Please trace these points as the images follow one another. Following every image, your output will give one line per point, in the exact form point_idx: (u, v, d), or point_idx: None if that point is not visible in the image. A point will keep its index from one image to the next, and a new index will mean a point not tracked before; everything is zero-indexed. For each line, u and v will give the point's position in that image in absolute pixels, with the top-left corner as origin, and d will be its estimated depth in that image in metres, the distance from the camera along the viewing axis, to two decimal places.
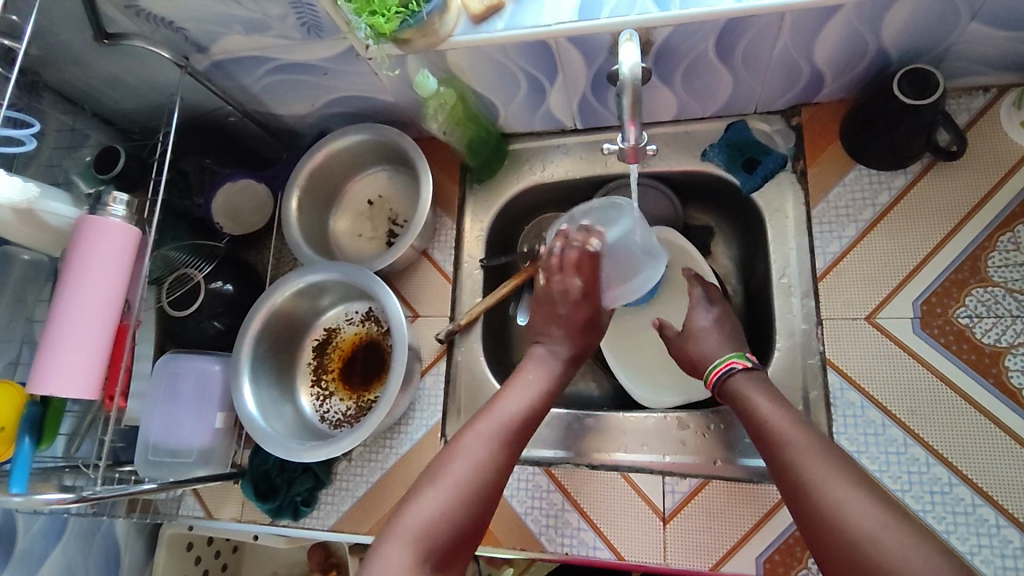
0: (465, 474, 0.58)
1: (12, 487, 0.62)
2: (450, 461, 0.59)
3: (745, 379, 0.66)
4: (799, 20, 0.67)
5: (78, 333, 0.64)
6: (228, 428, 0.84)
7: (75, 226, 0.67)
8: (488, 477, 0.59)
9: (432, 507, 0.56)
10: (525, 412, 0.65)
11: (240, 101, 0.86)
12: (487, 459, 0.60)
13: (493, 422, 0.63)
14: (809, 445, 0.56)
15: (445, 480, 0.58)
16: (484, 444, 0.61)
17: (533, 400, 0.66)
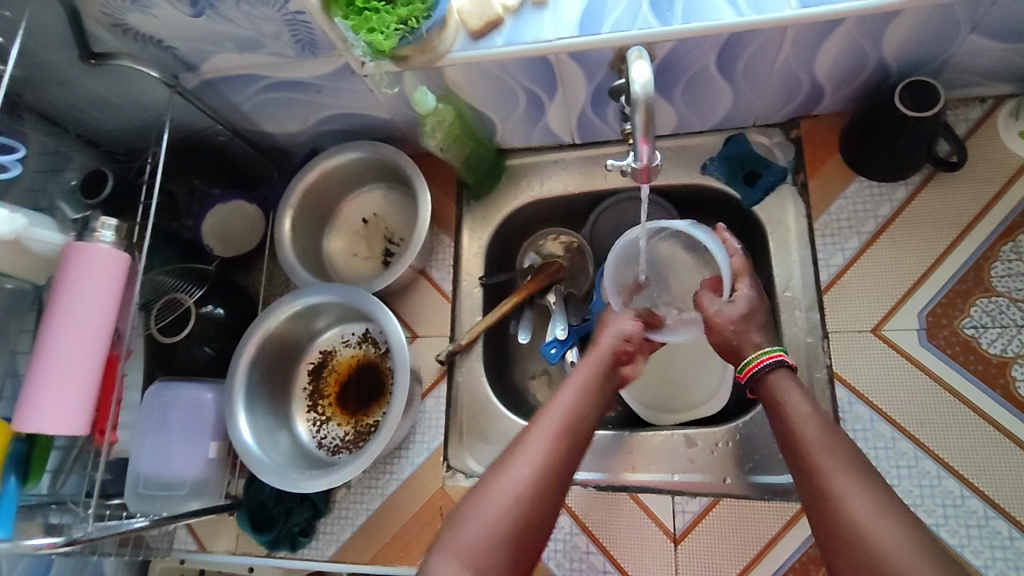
0: (515, 493, 0.52)
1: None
2: (496, 479, 0.54)
3: (785, 378, 0.61)
4: (801, 34, 0.67)
5: (66, 367, 0.61)
6: (222, 458, 0.81)
7: (62, 252, 0.64)
8: (546, 490, 0.54)
9: (481, 528, 0.51)
10: (575, 420, 0.59)
11: (230, 120, 0.84)
12: (537, 474, 0.54)
13: (540, 435, 0.57)
14: (844, 465, 0.52)
15: (495, 493, 0.53)
16: (533, 459, 0.55)
17: (580, 406, 0.60)
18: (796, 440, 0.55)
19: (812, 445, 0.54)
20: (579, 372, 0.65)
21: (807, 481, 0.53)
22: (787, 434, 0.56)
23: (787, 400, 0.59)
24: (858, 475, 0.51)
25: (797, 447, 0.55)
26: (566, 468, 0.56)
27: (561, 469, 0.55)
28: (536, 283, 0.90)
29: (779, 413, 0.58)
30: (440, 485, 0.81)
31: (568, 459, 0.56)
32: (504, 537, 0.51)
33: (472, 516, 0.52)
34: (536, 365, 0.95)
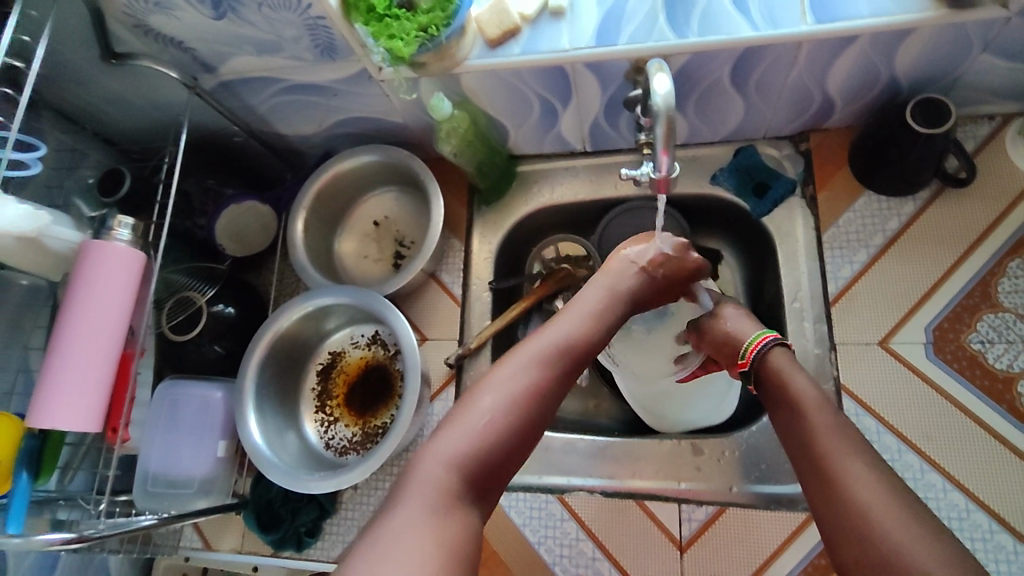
0: (511, 392, 0.55)
1: (10, 526, 0.60)
2: (494, 380, 0.57)
3: (785, 359, 0.62)
4: (815, 50, 0.67)
5: (81, 363, 0.62)
6: (230, 457, 0.81)
7: (78, 251, 0.64)
8: (540, 398, 0.56)
9: (475, 424, 0.54)
10: (580, 332, 0.61)
11: (246, 121, 0.84)
12: (535, 379, 0.57)
13: (544, 346, 0.59)
14: (849, 452, 0.52)
15: (493, 395, 0.55)
16: (531, 365, 0.58)
17: (585, 329, 0.62)
18: (800, 430, 0.56)
19: (817, 432, 0.54)
20: (594, 285, 0.67)
21: (807, 454, 0.54)
22: (793, 423, 0.57)
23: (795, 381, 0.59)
24: (863, 461, 0.51)
25: (800, 436, 0.56)
26: (565, 376, 0.59)
27: (559, 377, 0.58)
28: (544, 289, 0.90)
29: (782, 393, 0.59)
30: None
31: (568, 368, 0.59)
32: (496, 433, 0.54)
33: (467, 413, 0.54)
34: None
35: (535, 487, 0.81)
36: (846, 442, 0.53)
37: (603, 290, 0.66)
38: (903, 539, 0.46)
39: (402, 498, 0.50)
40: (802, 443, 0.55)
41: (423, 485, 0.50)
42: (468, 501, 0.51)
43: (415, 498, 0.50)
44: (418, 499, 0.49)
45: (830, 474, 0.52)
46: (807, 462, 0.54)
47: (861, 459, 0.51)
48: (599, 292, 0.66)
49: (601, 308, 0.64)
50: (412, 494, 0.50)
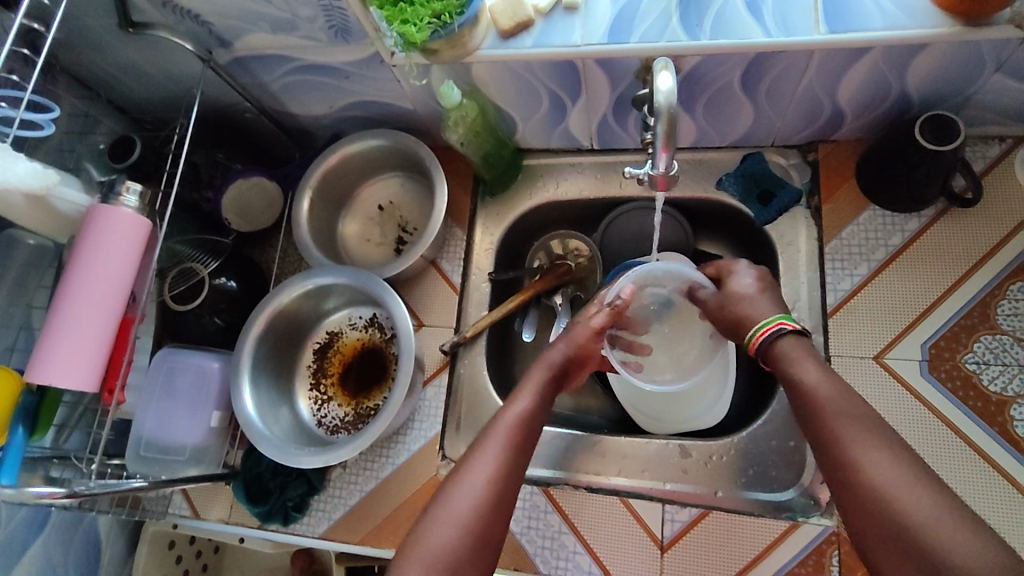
0: (470, 500, 0.55)
1: (3, 477, 0.61)
2: (452, 490, 0.56)
3: (792, 344, 0.61)
4: (826, 60, 0.67)
5: (82, 323, 0.63)
6: (224, 427, 0.83)
7: (85, 214, 0.66)
8: (500, 495, 0.56)
9: (440, 540, 0.53)
10: (527, 418, 0.62)
11: (258, 98, 0.85)
12: (490, 484, 0.56)
13: (492, 447, 0.59)
14: (862, 433, 0.52)
15: (453, 500, 0.55)
16: (486, 468, 0.57)
17: (530, 415, 0.63)
18: (810, 408, 0.56)
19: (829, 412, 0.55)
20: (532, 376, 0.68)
21: (819, 442, 0.55)
22: (803, 405, 0.57)
23: (800, 366, 0.59)
24: (873, 443, 0.51)
25: (816, 417, 0.56)
26: (516, 475, 0.59)
27: (511, 477, 0.58)
28: (543, 283, 0.92)
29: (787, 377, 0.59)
30: (434, 474, 0.82)
31: (517, 469, 0.59)
32: (462, 551, 0.53)
33: (434, 529, 0.53)
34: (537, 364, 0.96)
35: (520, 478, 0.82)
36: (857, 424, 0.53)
37: (536, 377, 0.68)
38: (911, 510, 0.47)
39: None
40: (815, 425, 0.56)
41: None
42: None
43: None
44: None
45: (844, 456, 0.52)
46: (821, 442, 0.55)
47: (878, 440, 0.51)
48: (535, 379, 0.67)
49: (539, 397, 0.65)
50: None
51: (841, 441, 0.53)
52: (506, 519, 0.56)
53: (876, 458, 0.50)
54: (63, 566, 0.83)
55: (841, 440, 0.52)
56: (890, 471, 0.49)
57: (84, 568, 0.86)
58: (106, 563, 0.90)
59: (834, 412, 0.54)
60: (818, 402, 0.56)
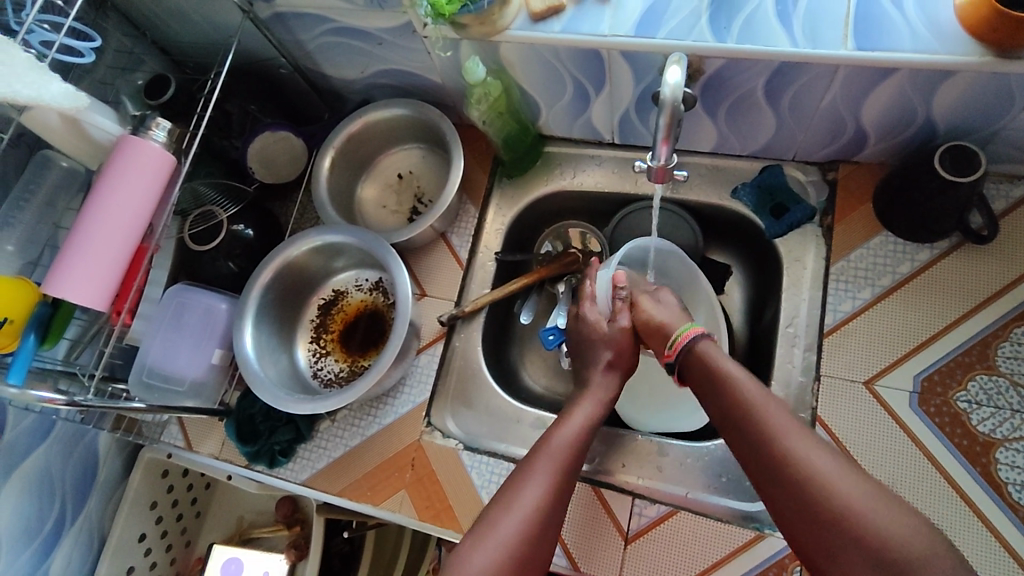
0: (525, 517, 0.59)
1: (10, 377, 0.65)
2: (498, 516, 0.59)
3: (713, 349, 0.66)
4: (850, 77, 0.67)
5: (99, 245, 0.67)
6: (224, 366, 0.86)
7: (116, 144, 0.69)
8: (550, 516, 0.60)
9: (486, 560, 0.56)
10: (578, 441, 0.66)
11: (294, 56, 0.88)
12: (534, 516, 0.59)
13: (541, 478, 0.62)
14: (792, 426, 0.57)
15: (512, 514, 0.59)
16: (533, 497, 0.60)
17: (582, 439, 0.67)
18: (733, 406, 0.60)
19: (753, 409, 0.59)
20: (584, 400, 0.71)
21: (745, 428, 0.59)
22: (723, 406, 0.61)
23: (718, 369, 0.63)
24: (799, 433, 0.56)
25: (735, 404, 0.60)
26: (560, 504, 0.62)
27: (557, 505, 0.61)
28: (550, 269, 0.93)
29: (715, 381, 0.63)
30: (416, 438, 0.84)
31: (561, 500, 0.62)
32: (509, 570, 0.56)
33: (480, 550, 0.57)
34: (533, 348, 0.98)
35: (498, 454, 0.83)
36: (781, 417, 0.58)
37: (586, 402, 0.71)
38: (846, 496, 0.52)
39: None
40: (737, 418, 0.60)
41: None
42: None
43: None
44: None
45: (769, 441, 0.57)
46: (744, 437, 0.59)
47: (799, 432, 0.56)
48: (586, 406, 0.71)
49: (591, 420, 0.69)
50: None
51: (775, 438, 0.57)
52: (547, 544, 0.60)
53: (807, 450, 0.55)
54: (60, 475, 0.88)
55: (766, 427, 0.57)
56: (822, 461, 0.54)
57: (81, 479, 0.92)
58: (101, 480, 0.96)
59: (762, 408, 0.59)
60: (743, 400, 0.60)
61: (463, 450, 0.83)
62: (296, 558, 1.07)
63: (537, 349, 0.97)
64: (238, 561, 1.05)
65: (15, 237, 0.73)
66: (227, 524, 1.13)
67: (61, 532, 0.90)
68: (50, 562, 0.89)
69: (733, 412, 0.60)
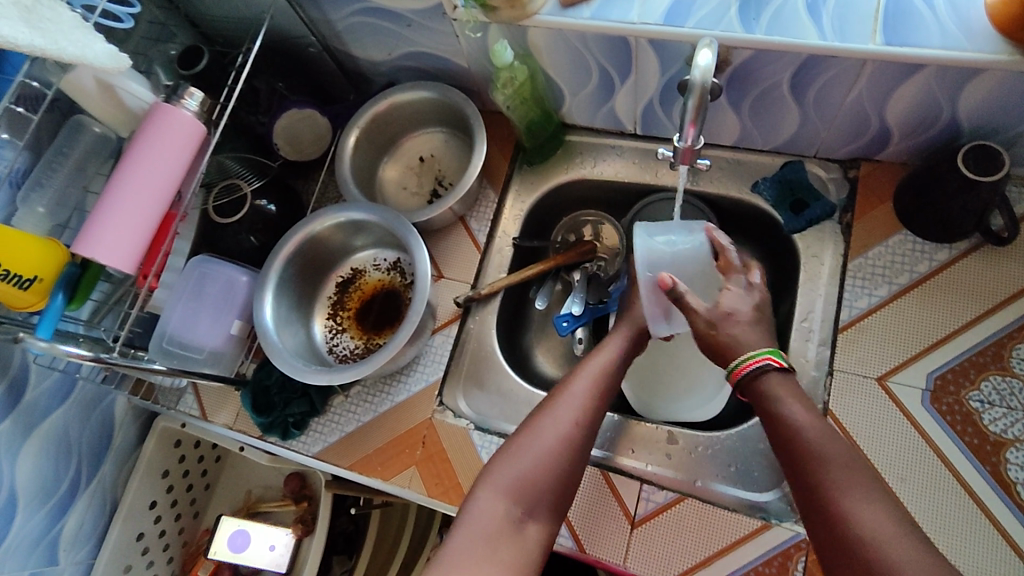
0: (559, 433, 0.63)
1: (39, 332, 0.67)
2: (535, 429, 0.64)
3: (780, 382, 0.61)
4: (876, 72, 0.67)
5: (131, 206, 0.68)
6: (242, 338, 0.88)
7: (149, 110, 0.71)
8: (584, 431, 0.65)
9: (524, 466, 0.61)
10: (611, 368, 0.70)
11: (323, 35, 0.90)
12: (570, 429, 0.64)
13: (574, 404, 0.66)
14: (855, 480, 0.54)
15: (547, 430, 0.64)
16: (568, 415, 0.65)
17: (614, 366, 0.71)
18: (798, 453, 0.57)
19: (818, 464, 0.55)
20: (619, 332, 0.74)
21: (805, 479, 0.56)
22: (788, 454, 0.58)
23: (784, 411, 0.59)
24: (866, 491, 0.53)
25: (802, 451, 0.57)
26: (595, 423, 0.66)
27: (590, 429, 0.65)
28: (566, 256, 0.93)
29: (776, 422, 0.60)
30: (428, 416, 0.85)
31: (594, 424, 0.66)
32: (539, 482, 0.61)
33: (513, 462, 0.62)
34: (545, 335, 0.98)
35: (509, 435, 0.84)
36: (845, 469, 0.55)
37: (619, 339, 0.73)
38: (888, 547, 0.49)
39: (467, 520, 0.58)
40: (798, 463, 0.57)
41: (485, 513, 0.58)
42: (522, 525, 0.59)
43: (477, 521, 0.58)
44: (480, 531, 0.57)
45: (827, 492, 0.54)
46: (805, 484, 0.56)
47: (857, 480, 0.53)
48: (616, 341, 0.73)
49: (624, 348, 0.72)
50: (477, 517, 0.58)
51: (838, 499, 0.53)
52: (580, 464, 0.64)
53: (861, 504, 0.52)
54: (77, 436, 0.90)
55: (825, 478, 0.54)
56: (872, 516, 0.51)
57: (97, 443, 0.94)
58: (116, 446, 0.98)
59: (829, 460, 0.55)
60: (811, 449, 0.56)
61: (474, 430, 0.84)
62: (302, 533, 1.07)
63: (550, 336, 0.98)
64: (245, 534, 1.07)
65: (46, 199, 0.74)
66: (235, 497, 1.14)
67: (76, 493, 0.92)
68: (63, 522, 0.90)
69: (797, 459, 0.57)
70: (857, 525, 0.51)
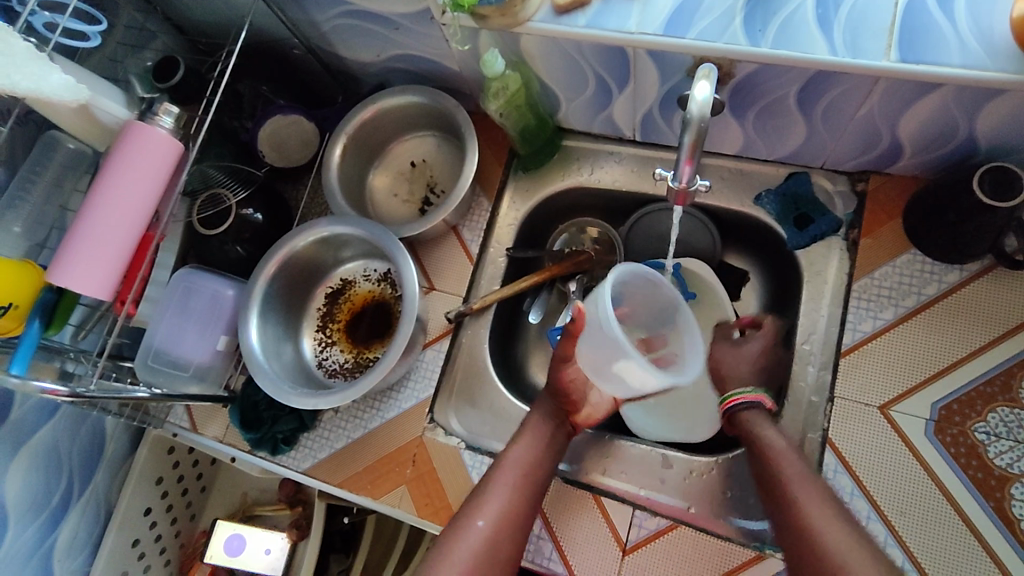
0: (473, 544, 0.62)
1: (13, 366, 0.64)
2: (452, 542, 0.62)
3: (761, 418, 0.69)
4: (890, 89, 0.63)
5: (106, 233, 0.65)
6: (229, 352, 0.86)
7: (124, 127, 0.68)
8: (505, 534, 0.64)
9: None
10: (531, 463, 0.69)
11: (308, 36, 0.86)
12: (486, 538, 0.63)
13: (488, 512, 0.64)
14: (801, 478, 0.62)
15: (463, 540, 0.62)
16: (486, 521, 0.64)
17: (533, 459, 0.70)
18: (784, 490, 0.62)
19: (795, 501, 0.60)
20: (534, 420, 0.73)
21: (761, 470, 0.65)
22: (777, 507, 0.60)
23: (762, 433, 0.67)
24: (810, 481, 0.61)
25: (761, 462, 0.65)
26: (517, 524, 0.65)
27: (507, 534, 0.64)
28: (561, 268, 0.91)
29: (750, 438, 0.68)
30: (418, 434, 0.83)
31: (510, 533, 0.64)
32: None
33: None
34: (541, 347, 0.96)
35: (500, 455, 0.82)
36: (795, 472, 0.62)
37: (533, 428, 0.73)
38: (819, 523, 0.57)
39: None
40: (766, 482, 0.64)
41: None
42: None
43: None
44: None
45: (781, 490, 0.62)
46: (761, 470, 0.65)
47: (793, 464, 0.63)
48: (534, 437, 0.72)
49: (545, 439, 0.72)
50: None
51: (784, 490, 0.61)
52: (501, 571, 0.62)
53: (803, 492, 0.60)
54: (68, 448, 0.89)
55: (773, 474, 0.63)
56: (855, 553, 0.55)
57: (88, 453, 0.94)
58: (108, 454, 0.98)
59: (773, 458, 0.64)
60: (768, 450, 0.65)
61: (465, 449, 0.82)
62: (297, 538, 1.07)
63: (545, 347, 0.96)
64: (241, 537, 1.06)
65: (22, 219, 0.72)
66: (231, 500, 1.14)
67: (69, 505, 0.91)
68: (57, 533, 0.90)
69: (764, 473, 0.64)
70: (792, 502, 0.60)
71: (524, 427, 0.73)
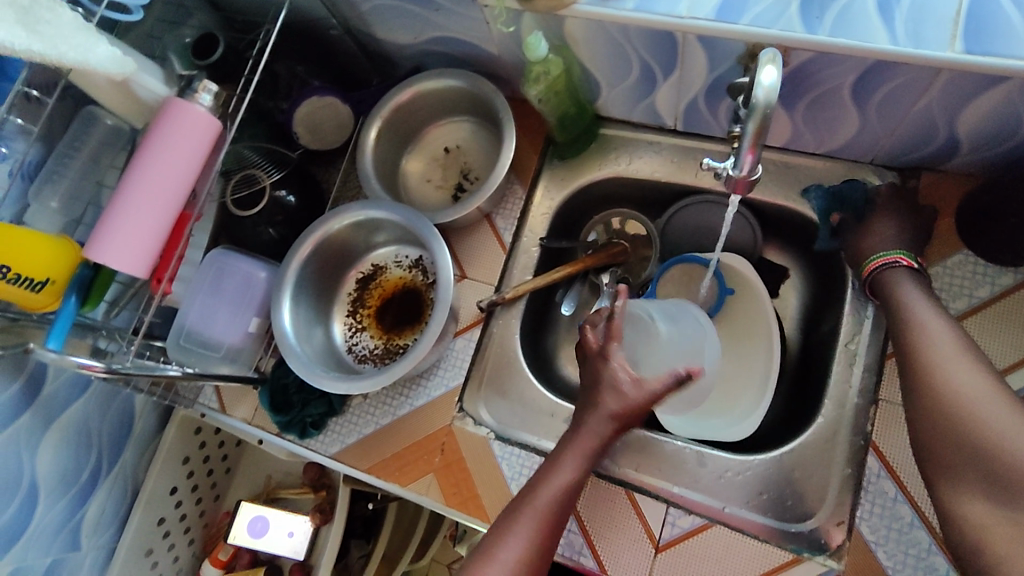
0: None
1: (50, 341, 0.64)
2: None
3: (904, 275, 0.68)
4: (953, 81, 0.61)
5: (145, 209, 0.65)
6: (260, 334, 0.85)
7: (164, 104, 0.67)
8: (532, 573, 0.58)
9: None
10: (564, 495, 0.63)
11: (346, 17, 0.84)
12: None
13: (514, 551, 0.58)
14: (955, 359, 0.58)
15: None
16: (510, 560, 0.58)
17: (566, 492, 0.63)
18: (943, 379, 0.57)
19: (935, 362, 0.59)
20: (572, 447, 0.66)
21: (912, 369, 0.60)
22: (920, 382, 0.59)
23: (904, 295, 0.67)
24: (962, 356, 0.58)
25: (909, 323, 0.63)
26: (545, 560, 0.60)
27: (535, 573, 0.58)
28: (595, 259, 0.89)
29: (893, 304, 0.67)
30: (447, 424, 0.83)
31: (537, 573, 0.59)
32: None
33: None
34: (571, 338, 0.95)
35: (530, 446, 0.81)
36: (948, 352, 0.59)
37: (572, 453, 0.66)
38: (976, 407, 0.54)
39: None
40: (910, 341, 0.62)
41: None
42: None
43: None
44: None
45: (935, 388, 0.57)
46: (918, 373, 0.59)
47: (956, 357, 0.58)
48: (569, 459, 0.65)
49: (581, 469, 0.65)
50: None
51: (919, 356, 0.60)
52: None
53: (957, 365, 0.57)
54: (98, 425, 0.90)
55: (919, 358, 0.60)
56: (996, 413, 0.53)
57: (117, 430, 0.94)
58: (137, 432, 0.98)
59: (921, 331, 0.62)
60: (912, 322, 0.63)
61: (494, 440, 0.81)
62: (320, 522, 1.06)
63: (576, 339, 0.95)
64: (264, 519, 1.07)
65: (59, 194, 0.72)
66: (255, 482, 1.15)
67: (97, 481, 0.92)
68: (85, 509, 0.91)
69: (903, 328, 0.64)
70: (956, 389, 0.56)
71: (559, 453, 0.66)
